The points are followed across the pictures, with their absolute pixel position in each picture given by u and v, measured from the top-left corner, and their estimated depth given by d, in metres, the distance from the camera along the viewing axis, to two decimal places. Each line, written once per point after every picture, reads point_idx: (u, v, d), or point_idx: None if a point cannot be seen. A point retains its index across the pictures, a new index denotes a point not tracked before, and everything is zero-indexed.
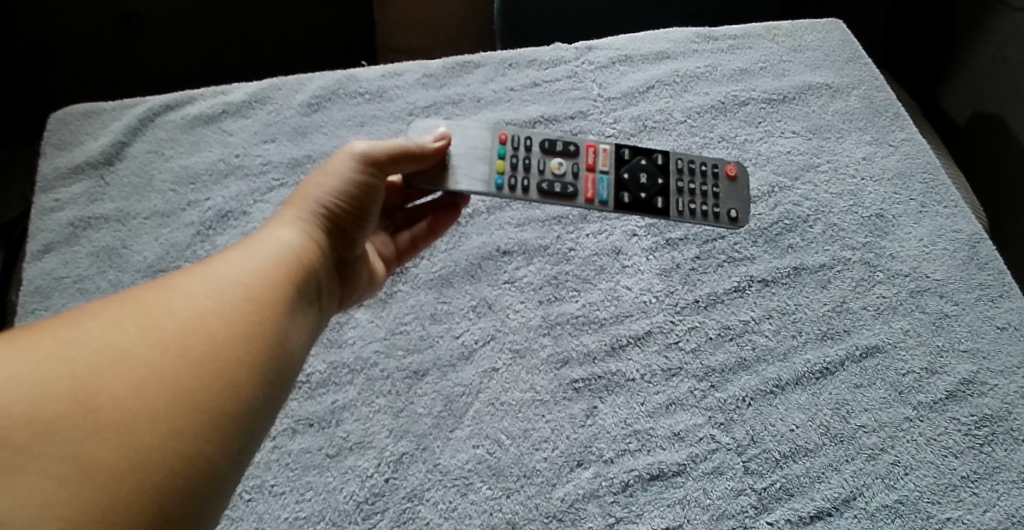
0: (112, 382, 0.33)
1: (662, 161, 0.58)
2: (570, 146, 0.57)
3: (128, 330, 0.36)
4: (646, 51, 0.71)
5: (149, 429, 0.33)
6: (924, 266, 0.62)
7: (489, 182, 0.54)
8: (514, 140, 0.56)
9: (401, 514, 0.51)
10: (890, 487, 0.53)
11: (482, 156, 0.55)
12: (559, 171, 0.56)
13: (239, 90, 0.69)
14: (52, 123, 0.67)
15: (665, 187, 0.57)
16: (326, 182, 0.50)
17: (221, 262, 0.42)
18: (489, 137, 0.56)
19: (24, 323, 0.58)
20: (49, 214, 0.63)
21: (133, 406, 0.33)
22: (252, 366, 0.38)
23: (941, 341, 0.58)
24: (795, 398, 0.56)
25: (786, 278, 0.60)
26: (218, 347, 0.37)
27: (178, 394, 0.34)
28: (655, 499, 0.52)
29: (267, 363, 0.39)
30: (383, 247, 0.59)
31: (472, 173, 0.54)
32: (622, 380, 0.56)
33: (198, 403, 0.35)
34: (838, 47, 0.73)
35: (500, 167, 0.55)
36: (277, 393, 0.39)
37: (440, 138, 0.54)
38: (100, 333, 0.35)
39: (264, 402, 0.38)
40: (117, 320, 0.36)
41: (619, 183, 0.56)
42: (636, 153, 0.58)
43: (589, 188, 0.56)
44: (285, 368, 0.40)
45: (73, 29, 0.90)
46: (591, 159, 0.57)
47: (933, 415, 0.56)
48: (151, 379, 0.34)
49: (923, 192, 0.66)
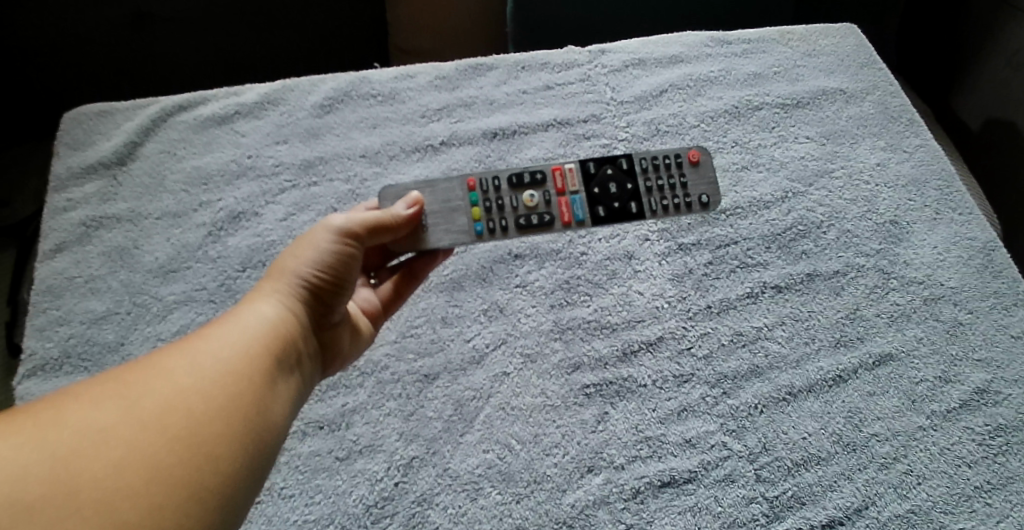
0: (93, 460, 0.32)
1: (628, 165, 0.57)
2: (536, 173, 0.56)
3: (107, 410, 0.34)
4: (659, 55, 0.71)
5: (133, 506, 0.31)
6: (939, 274, 0.61)
7: (468, 232, 0.54)
8: (482, 184, 0.55)
9: (411, 518, 0.51)
10: (902, 497, 0.52)
11: (454, 206, 0.55)
12: (532, 204, 0.56)
13: (251, 91, 0.69)
14: (65, 122, 0.67)
15: (635, 191, 0.57)
16: (303, 250, 0.49)
17: (201, 337, 0.41)
18: (456, 186, 0.55)
19: (36, 321, 0.59)
20: (62, 213, 0.63)
21: (115, 483, 0.32)
22: (234, 440, 0.37)
23: (955, 350, 0.58)
24: (808, 406, 0.55)
25: (799, 284, 0.60)
26: (199, 421, 0.36)
27: (160, 469, 0.33)
28: (665, 507, 0.51)
29: (248, 437, 0.38)
30: (366, 304, 0.56)
31: (449, 226, 0.54)
32: (633, 386, 0.55)
33: (181, 478, 0.34)
34: (853, 52, 0.73)
35: (476, 213, 0.55)
36: (260, 467, 0.38)
37: (412, 204, 0.53)
38: (77, 414, 0.34)
39: (247, 475, 0.37)
40: (94, 400, 0.35)
41: (593, 199, 0.56)
42: (601, 164, 0.57)
43: (564, 212, 0.55)
44: (268, 440, 0.39)
45: (86, 28, 0.91)
46: (560, 182, 0.56)
47: (946, 424, 0.55)
48: (133, 457, 0.33)
49: (938, 198, 0.65)
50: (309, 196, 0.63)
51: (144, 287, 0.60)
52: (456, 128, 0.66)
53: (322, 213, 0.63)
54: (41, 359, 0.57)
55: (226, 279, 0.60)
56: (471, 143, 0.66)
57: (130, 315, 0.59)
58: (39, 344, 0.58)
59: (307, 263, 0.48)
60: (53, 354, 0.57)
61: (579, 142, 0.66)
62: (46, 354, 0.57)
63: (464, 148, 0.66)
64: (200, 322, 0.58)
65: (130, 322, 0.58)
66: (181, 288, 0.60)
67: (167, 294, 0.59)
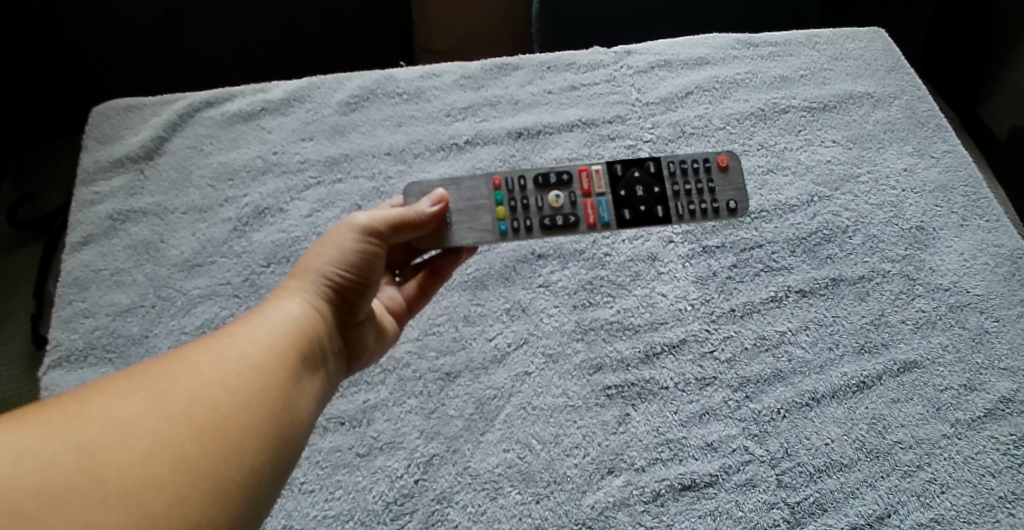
0: (120, 451, 0.32)
1: (655, 168, 0.57)
2: (563, 174, 0.56)
3: (134, 403, 0.35)
4: (685, 56, 0.71)
5: (158, 496, 0.32)
6: (965, 281, 0.60)
7: (493, 231, 0.54)
8: (508, 183, 0.55)
9: (430, 516, 0.51)
10: (925, 506, 0.52)
11: (479, 205, 0.55)
12: (558, 204, 0.55)
13: (278, 87, 0.69)
14: (94, 117, 0.68)
15: (662, 194, 0.56)
16: (327, 249, 0.49)
17: (227, 334, 0.42)
18: (482, 185, 0.55)
19: (62, 313, 0.60)
20: (89, 206, 0.64)
21: (141, 474, 0.32)
22: (258, 434, 0.37)
23: (981, 358, 0.57)
24: (831, 411, 0.55)
25: (824, 289, 0.59)
26: (223, 415, 0.36)
27: (185, 461, 0.33)
28: (686, 510, 0.51)
29: (272, 431, 0.38)
30: (391, 303, 0.56)
31: (474, 225, 0.54)
32: (655, 388, 0.55)
33: (206, 469, 0.34)
34: (881, 56, 0.72)
35: (501, 213, 0.55)
36: (284, 462, 0.38)
37: (436, 201, 0.53)
38: (106, 407, 0.34)
39: (271, 469, 0.37)
40: (121, 394, 0.35)
41: (619, 201, 0.56)
42: (628, 166, 0.57)
43: (590, 214, 0.55)
44: (292, 436, 0.39)
45: (117, 24, 0.92)
46: (586, 183, 0.56)
47: (971, 433, 0.54)
48: (158, 448, 0.33)
49: (965, 205, 0.64)
50: (334, 193, 0.64)
51: (169, 280, 0.60)
52: (481, 127, 0.67)
53: (347, 210, 0.63)
54: (66, 350, 0.58)
55: (250, 274, 0.60)
56: (496, 142, 0.66)
57: (155, 309, 0.59)
58: (65, 335, 0.58)
59: (330, 262, 0.48)
60: (78, 345, 0.58)
61: (605, 142, 0.66)
62: (71, 345, 0.58)
63: (488, 148, 0.66)
64: (224, 316, 0.58)
65: (154, 314, 0.59)
66: (205, 282, 0.60)
67: (191, 288, 0.60)
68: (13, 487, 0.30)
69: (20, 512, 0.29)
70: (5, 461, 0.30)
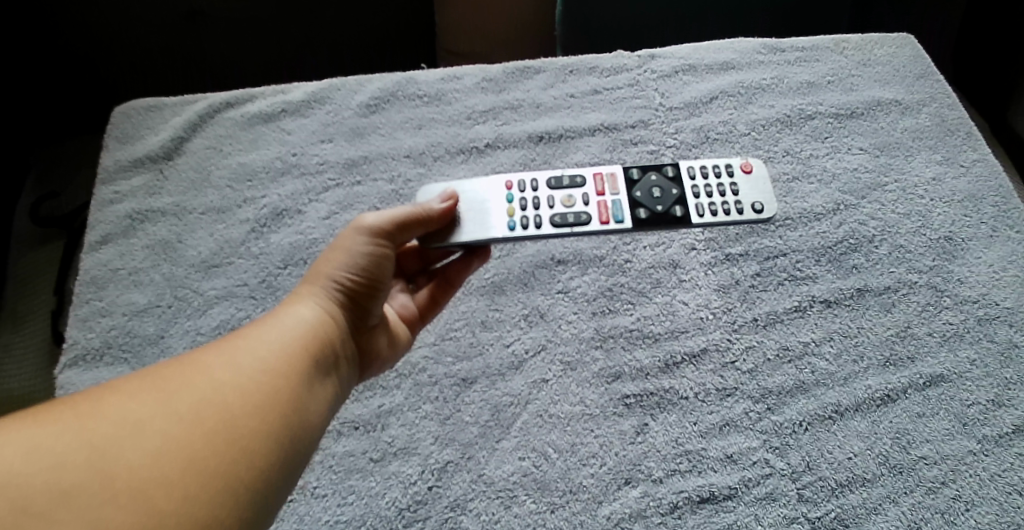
0: (130, 451, 0.33)
1: (673, 172, 0.57)
2: (577, 176, 0.56)
3: (145, 404, 0.35)
4: (710, 61, 0.70)
5: (167, 495, 0.32)
6: (995, 293, 0.59)
7: (501, 227, 0.54)
8: (520, 185, 0.55)
9: (443, 523, 0.50)
10: (950, 524, 0.50)
11: (489, 204, 0.55)
12: (568, 203, 0.55)
13: (298, 89, 0.69)
14: (116, 116, 0.69)
15: (680, 196, 0.56)
16: (338, 253, 0.48)
17: (240, 337, 0.42)
18: (495, 186, 0.55)
19: (79, 311, 0.60)
20: (109, 205, 0.65)
21: (149, 474, 0.32)
22: (267, 436, 0.37)
23: (1009, 373, 0.55)
24: (855, 425, 0.53)
25: (849, 300, 0.58)
26: (232, 417, 0.36)
27: (193, 462, 0.34)
28: (704, 523, 0.50)
29: (281, 434, 0.38)
30: (403, 309, 0.56)
31: (484, 222, 0.54)
32: (675, 397, 0.54)
33: (215, 470, 0.34)
34: (909, 63, 0.71)
35: (511, 211, 0.54)
36: (294, 464, 0.38)
37: (446, 198, 0.53)
38: (117, 407, 0.35)
39: (281, 470, 0.37)
40: (134, 394, 0.36)
41: (634, 202, 0.55)
42: (645, 170, 0.56)
43: (602, 212, 0.55)
44: (302, 438, 0.39)
45: (137, 22, 0.93)
46: (600, 185, 0.56)
47: (998, 450, 0.52)
48: (168, 449, 0.33)
49: (995, 215, 0.63)
50: (353, 195, 0.63)
51: (186, 280, 0.60)
52: (502, 130, 0.66)
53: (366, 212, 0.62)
54: (82, 349, 0.58)
55: (267, 276, 0.60)
56: (516, 145, 0.65)
57: (171, 309, 0.59)
58: (82, 334, 0.58)
59: (341, 265, 0.48)
60: (95, 344, 0.58)
61: (627, 147, 0.65)
62: (88, 344, 0.58)
63: (509, 151, 0.65)
64: (240, 318, 0.58)
65: (170, 315, 0.59)
66: (222, 283, 0.60)
67: (208, 289, 0.60)
68: (24, 484, 0.30)
69: (27, 509, 0.30)
70: (16, 459, 0.31)
